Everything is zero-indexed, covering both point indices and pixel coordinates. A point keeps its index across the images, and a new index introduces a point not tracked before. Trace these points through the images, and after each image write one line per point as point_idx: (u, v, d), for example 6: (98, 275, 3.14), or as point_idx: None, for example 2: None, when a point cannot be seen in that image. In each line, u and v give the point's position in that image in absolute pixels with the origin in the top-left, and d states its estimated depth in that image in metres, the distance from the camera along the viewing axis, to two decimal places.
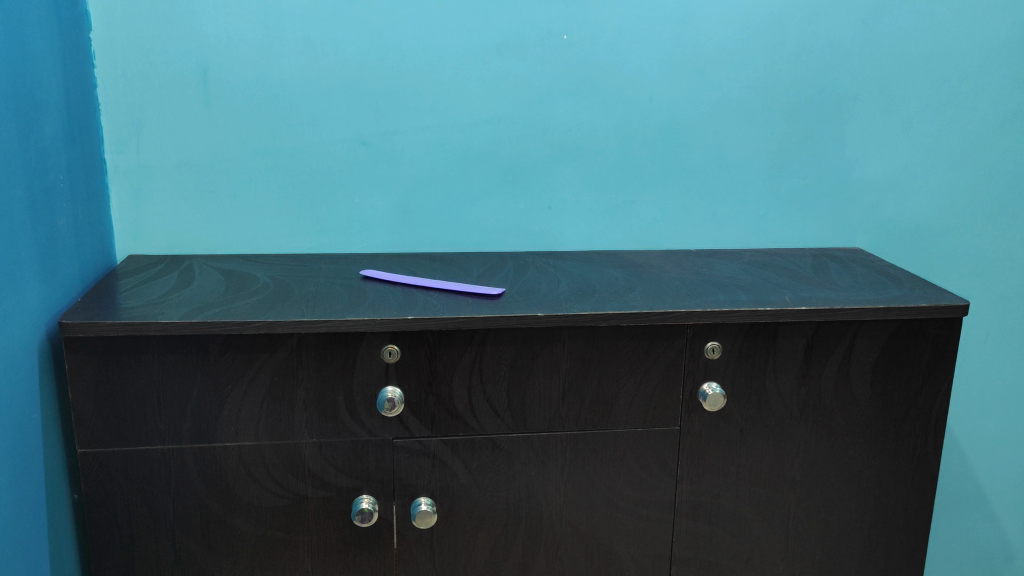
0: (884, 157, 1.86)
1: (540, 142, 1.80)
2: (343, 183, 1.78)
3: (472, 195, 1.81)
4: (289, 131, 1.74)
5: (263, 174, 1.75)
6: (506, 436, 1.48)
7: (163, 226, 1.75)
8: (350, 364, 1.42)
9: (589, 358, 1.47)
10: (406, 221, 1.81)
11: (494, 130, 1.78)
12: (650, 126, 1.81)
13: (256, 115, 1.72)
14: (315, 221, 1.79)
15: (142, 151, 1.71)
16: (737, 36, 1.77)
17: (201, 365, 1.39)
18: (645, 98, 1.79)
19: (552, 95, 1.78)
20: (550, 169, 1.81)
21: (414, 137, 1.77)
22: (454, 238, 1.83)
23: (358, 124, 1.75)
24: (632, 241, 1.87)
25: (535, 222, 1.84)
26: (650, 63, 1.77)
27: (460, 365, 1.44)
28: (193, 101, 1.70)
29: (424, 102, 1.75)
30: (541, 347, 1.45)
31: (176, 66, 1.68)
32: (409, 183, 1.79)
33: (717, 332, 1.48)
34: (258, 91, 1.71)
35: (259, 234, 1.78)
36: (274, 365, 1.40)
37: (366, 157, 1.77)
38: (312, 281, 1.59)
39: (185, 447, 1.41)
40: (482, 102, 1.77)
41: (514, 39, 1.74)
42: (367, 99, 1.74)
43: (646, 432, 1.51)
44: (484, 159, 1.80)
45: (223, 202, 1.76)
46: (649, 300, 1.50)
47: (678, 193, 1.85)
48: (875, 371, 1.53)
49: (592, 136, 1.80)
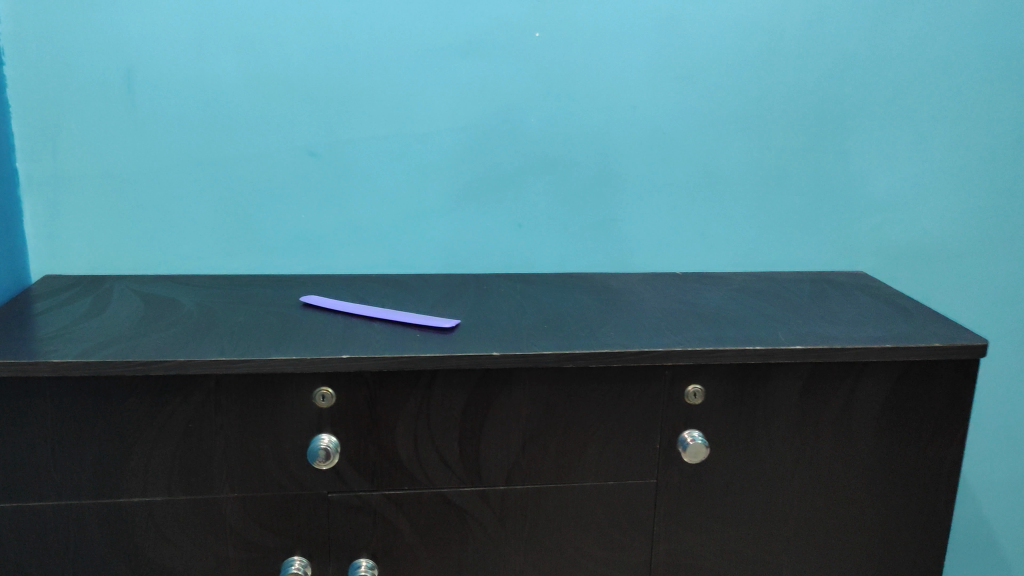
0: (892, 172, 1.68)
1: (509, 154, 1.61)
2: (289, 197, 1.59)
3: (433, 212, 1.63)
4: (226, 140, 1.55)
5: (197, 187, 1.57)
6: (459, 491, 1.30)
7: (85, 243, 1.57)
8: (278, 409, 1.24)
9: (553, 402, 1.28)
10: (359, 240, 1.63)
11: (458, 141, 1.60)
12: (632, 138, 1.62)
13: (189, 121, 1.53)
14: (258, 239, 1.60)
15: (58, 160, 1.52)
16: (730, 37, 1.59)
17: (103, 410, 1.20)
18: (627, 106, 1.61)
19: (523, 102, 1.59)
20: (520, 183, 1.63)
21: (368, 147, 1.58)
22: (412, 258, 1.65)
23: (305, 132, 1.56)
24: (611, 263, 1.69)
25: (503, 242, 1.66)
26: (632, 67, 1.59)
27: (404, 410, 1.26)
28: (116, 105, 1.51)
29: (379, 108, 1.57)
30: (498, 390, 1.27)
31: (97, 65, 1.48)
32: (362, 198, 1.61)
33: (699, 373, 1.30)
34: (191, 94, 1.52)
35: (193, 253, 1.59)
36: (188, 411, 1.22)
37: (314, 169, 1.58)
38: (244, 309, 1.41)
39: (85, 504, 1.22)
40: (443, 109, 1.58)
41: (480, 38, 1.55)
42: (314, 104, 1.55)
43: (619, 486, 1.33)
44: (446, 173, 1.61)
45: (152, 217, 1.57)
46: (624, 337, 1.32)
47: (663, 210, 1.67)
48: (880, 418, 1.34)
49: (567, 147, 1.62)
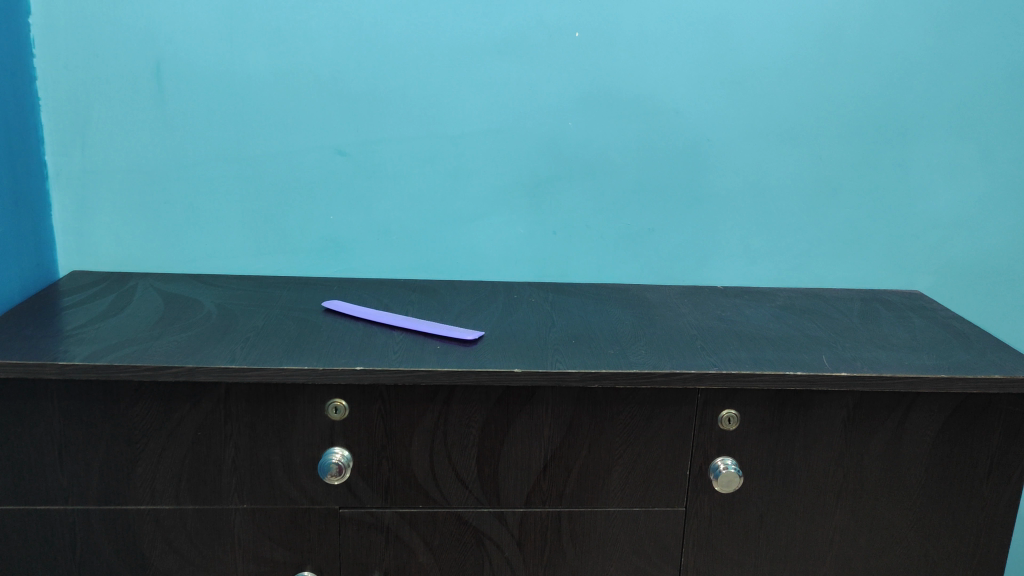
0: (955, 185, 1.57)
1: (545, 158, 1.54)
2: (317, 198, 1.54)
3: (464, 216, 1.57)
4: (255, 137, 1.51)
5: (225, 185, 1.53)
6: (475, 511, 1.24)
7: (111, 240, 1.54)
8: (289, 420, 1.19)
9: (577, 423, 1.22)
10: (387, 244, 1.57)
11: (492, 144, 1.53)
12: (675, 143, 1.54)
13: (217, 118, 1.49)
14: (284, 240, 1.56)
15: (87, 154, 1.50)
16: (782, 39, 1.50)
17: (110, 415, 1.18)
18: (670, 111, 1.53)
19: (561, 104, 1.52)
20: (556, 188, 1.56)
21: (398, 148, 1.53)
22: (442, 264, 1.59)
23: (335, 131, 1.51)
24: (650, 275, 1.61)
25: (537, 249, 1.59)
26: (676, 70, 1.51)
27: (420, 425, 1.20)
28: (144, 100, 1.47)
29: (411, 108, 1.51)
30: (519, 407, 1.21)
31: (126, 58, 1.45)
32: (391, 200, 1.55)
33: (734, 397, 1.21)
34: (220, 89, 1.48)
35: (219, 252, 1.56)
36: (196, 419, 1.18)
37: (343, 169, 1.53)
38: (264, 312, 1.37)
39: (92, 510, 1.20)
40: (477, 111, 1.52)
41: (517, 37, 1.48)
42: (344, 104, 1.50)
43: (645, 514, 1.26)
44: (479, 177, 1.55)
45: (179, 215, 1.54)
46: (656, 355, 1.24)
47: (706, 221, 1.58)
48: (932, 453, 1.25)
49: (606, 153, 1.55)
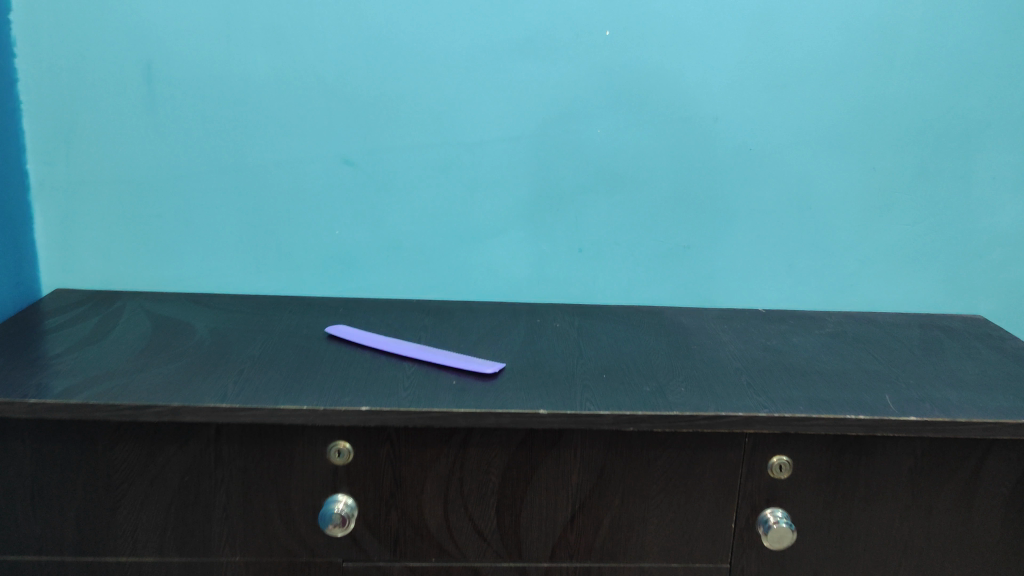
0: (1021, 201, 1.43)
1: (570, 169, 1.41)
2: (321, 211, 1.41)
3: (482, 232, 1.43)
4: (254, 145, 1.38)
5: (221, 197, 1.40)
6: (494, 567, 1.10)
7: (99, 256, 1.42)
8: (287, 464, 1.06)
9: (609, 469, 1.08)
10: (398, 262, 1.44)
11: (512, 152, 1.40)
12: (714, 153, 1.40)
13: (213, 124, 1.36)
14: (286, 256, 1.43)
15: (72, 163, 1.37)
16: (834, 39, 1.36)
17: (88, 457, 1.05)
18: (709, 117, 1.39)
19: (588, 109, 1.38)
20: (582, 202, 1.42)
21: (410, 157, 1.39)
22: (458, 283, 1.46)
23: (341, 138, 1.38)
24: (685, 296, 1.47)
25: (560, 268, 1.45)
26: (716, 73, 1.37)
27: (433, 471, 1.07)
28: (134, 104, 1.35)
29: (423, 114, 1.37)
30: (544, 452, 1.07)
31: (114, 58, 1.33)
32: (403, 214, 1.42)
33: (786, 442, 1.08)
34: (216, 93, 1.35)
35: (216, 269, 1.43)
36: (183, 462, 1.06)
37: (350, 180, 1.40)
38: (262, 338, 1.24)
39: (67, 561, 1.08)
40: (497, 116, 1.38)
41: (541, 35, 1.35)
42: (351, 109, 1.37)
43: (684, 570, 1.12)
44: (498, 188, 1.41)
45: (172, 229, 1.41)
46: (698, 394, 1.11)
47: (747, 238, 1.44)
48: (1008, 505, 1.11)
49: (637, 163, 1.41)
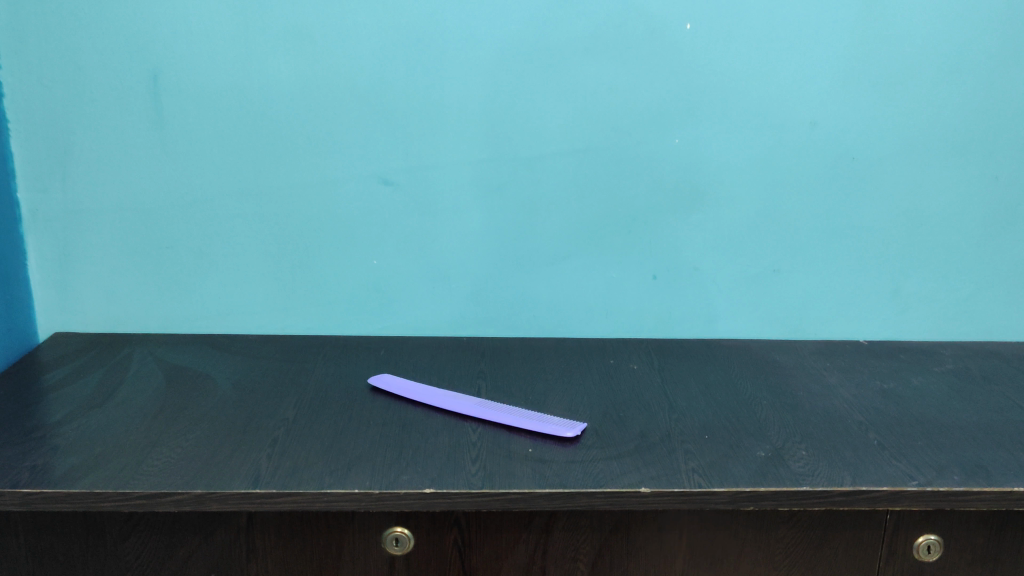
0: None
1: (642, 185, 1.22)
2: (357, 239, 1.23)
3: (542, 259, 1.25)
4: (278, 166, 1.19)
5: (241, 224, 1.21)
6: None
7: (103, 294, 1.24)
8: (334, 557, 0.88)
9: (722, 554, 0.90)
10: (446, 294, 1.26)
11: (576, 168, 1.21)
12: (809, 164, 1.22)
13: (231, 141, 1.18)
14: (317, 290, 1.25)
15: (69, 189, 1.19)
16: (951, 30, 1.17)
17: (94, 552, 0.87)
18: (804, 122, 1.20)
19: (665, 117, 1.19)
20: (657, 223, 1.23)
21: (460, 175, 1.21)
22: (514, 317, 1.27)
23: (379, 155, 1.19)
24: (773, 327, 1.29)
25: (632, 298, 1.27)
26: (813, 71, 1.18)
27: (510, 561, 0.89)
28: (139, 121, 1.17)
29: (474, 125, 1.19)
30: (644, 535, 0.89)
31: (115, 68, 1.14)
32: (451, 240, 1.23)
33: (934, 519, 0.90)
34: (234, 108, 1.17)
35: (237, 306, 1.25)
36: (209, 556, 0.87)
37: (390, 203, 1.21)
38: (295, 394, 1.05)
39: None
40: (559, 127, 1.19)
41: (611, 32, 1.16)
42: (391, 121, 1.18)
43: None
44: (560, 210, 1.22)
45: (186, 263, 1.23)
46: (824, 460, 0.92)
47: (846, 260, 1.26)
48: None
49: (721, 176, 1.22)
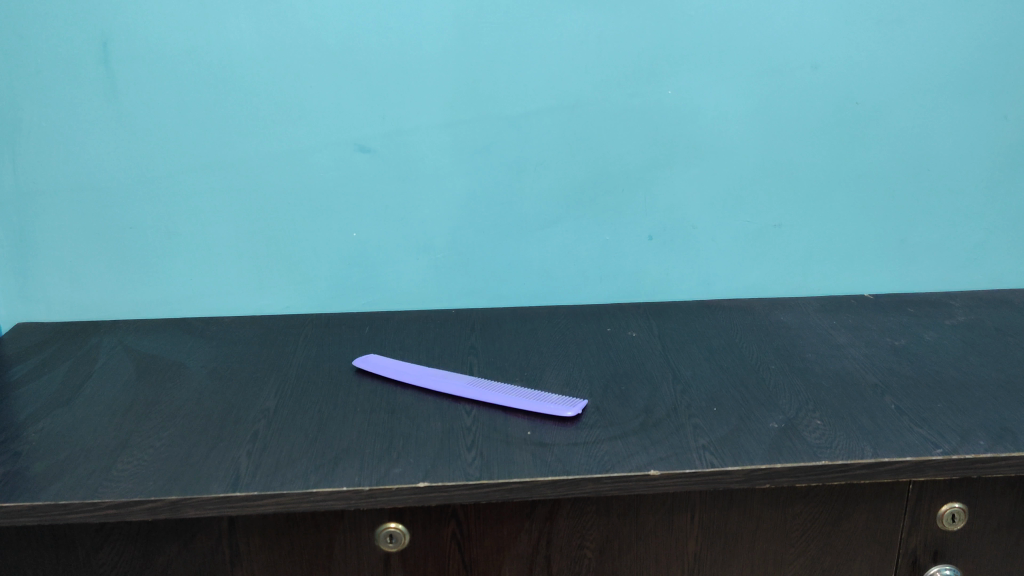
0: None
1: (635, 140, 1.15)
2: (333, 210, 1.15)
3: (531, 223, 1.18)
4: (245, 135, 1.11)
5: (209, 200, 1.14)
6: None
7: (65, 280, 1.16)
8: (325, 557, 0.82)
9: (736, 534, 0.85)
10: (432, 265, 1.19)
11: (564, 124, 1.13)
12: (810, 110, 1.15)
13: (192, 111, 1.09)
14: (294, 267, 1.17)
15: (22, 170, 1.11)
16: None
17: (67, 564, 0.81)
18: (804, 66, 1.13)
19: (657, 65, 1.12)
20: (651, 180, 1.17)
21: (440, 137, 1.13)
22: (504, 286, 1.21)
23: (353, 119, 1.11)
24: (776, 284, 1.23)
25: (627, 260, 1.20)
26: (814, 10, 1.10)
27: (513, 552, 0.84)
28: (92, 93, 1.08)
29: (454, 83, 1.11)
30: (653, 518, 0.84)
31: (62, 36, 1.05)
32: (433, 207, 1.16)
33: (959, 487, 0.85)
34: (194, 74, 1.08)
35: (210, 287, 1.18)
36: (190, 563, 0.81)
37: (367, 170, 1.14)
38: (276, 380, 0.99)
39: None
40: (545, 81, 1.11)
41: None
42: (364, 82, 1.10)
43: None
44: (549, 170, 1.15)
45: (152, 243, 1.15)
46: (842, 430, 0.87)
47: (850, 211, 1.20)
48: None
49: (719, 127, 1.15)
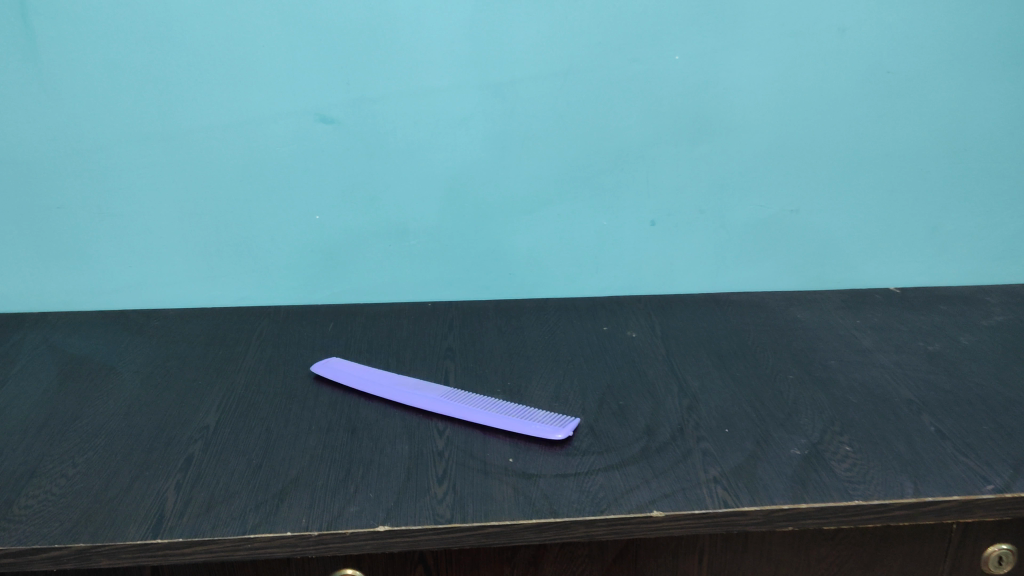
0: None
1: (636, 113, 1.01)
2: (292, 190, 1.01)
3: (517, 205, 1.04)
4: (189, 103, 0.97)
5: (149, 177, 0.99)
6: None
7: None
8: None
9: None
10: (405, 251, 1.05)
11: (555, 94, 0.99)
12: (834, 79, 1.01)
13: (126, 76, 0.95)
14: (248, 253, 1.04)
15: None
16: None
17: None
18: (831, 29, 0.98)
19: (662, 27, 0.97)
20: (654, 158, 1.03)
21: (414, 107, 0.99)
22: (487, 276, 1.08)
23: (314, 86, 0.97)
24: (791, 275, 1.10)
25: (625, 249, 1.07)
26: None
27: None
28: (7, 52, 0.93)
29: (429, 46, 0.96)
30: (654, 562, 0.72)
31: None
32: (406, 187, 1.02)
33: (1011, 526, 0.73)
34: (126, 33, 0.93)
35: (152, 275, 1.04)
36: None
37: (330, 144, 1.00)
38: (220, 390, 0.86)
39: None
40: (533, 45, 0.97)
41: None
42: (325, 42, 0.95)
43: None
44: (538, 147, 1.01)
45: (85, 226, 1.01)
46: (875, 459, 0.74)
47: (876, 194, 1.06)
48: None
49: (731, 100, 1.01)
